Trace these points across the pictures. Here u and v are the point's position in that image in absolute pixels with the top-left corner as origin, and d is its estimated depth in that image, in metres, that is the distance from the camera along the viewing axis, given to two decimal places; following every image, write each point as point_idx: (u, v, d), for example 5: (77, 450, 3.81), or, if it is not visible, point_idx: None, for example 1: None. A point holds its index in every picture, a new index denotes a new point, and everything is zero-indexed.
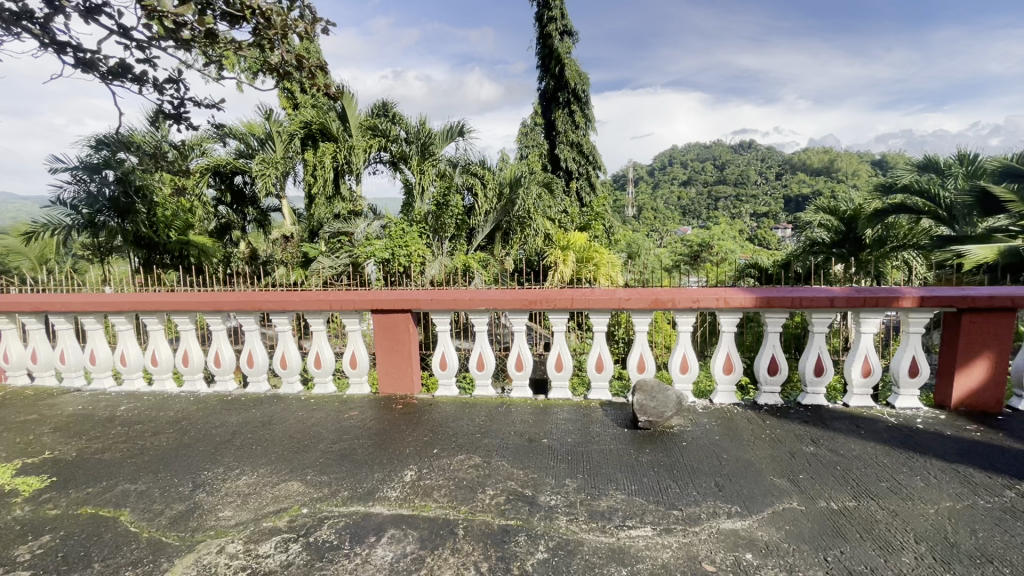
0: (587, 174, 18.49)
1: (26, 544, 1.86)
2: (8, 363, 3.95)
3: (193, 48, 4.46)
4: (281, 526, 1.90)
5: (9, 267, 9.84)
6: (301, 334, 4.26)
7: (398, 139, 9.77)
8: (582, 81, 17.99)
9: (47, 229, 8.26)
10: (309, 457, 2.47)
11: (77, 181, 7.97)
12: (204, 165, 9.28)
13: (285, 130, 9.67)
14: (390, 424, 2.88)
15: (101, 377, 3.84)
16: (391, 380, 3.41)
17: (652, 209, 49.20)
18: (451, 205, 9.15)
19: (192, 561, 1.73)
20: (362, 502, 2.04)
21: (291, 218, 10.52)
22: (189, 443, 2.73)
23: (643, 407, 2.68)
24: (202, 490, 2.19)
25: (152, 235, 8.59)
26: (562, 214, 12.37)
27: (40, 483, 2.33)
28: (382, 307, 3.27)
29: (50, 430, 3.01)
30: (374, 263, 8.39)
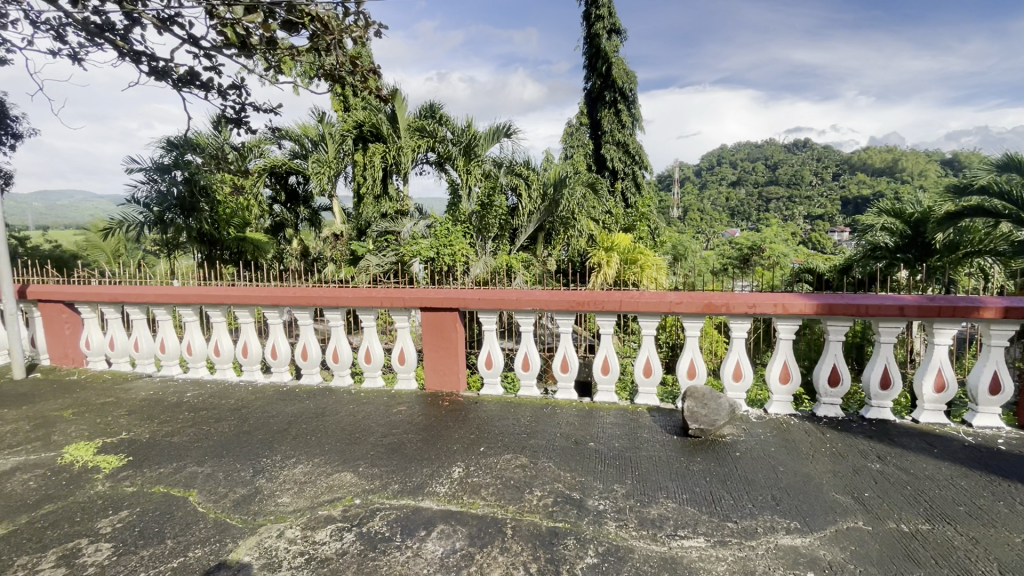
0: (632, 173, 18.17)
1: (108, 517, 2.01)
2: (89, 348, 4.27)
3: (256, 55, 4.72)
4: (336, 514, 1.97)
5: (88, 260, 10.63)
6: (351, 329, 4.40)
7: (445, 140, 9.95)
8: (629, 80, 17.72)
9: (122, 225, 8.89)
10: (361, 450, 2.54)
11: (150, 180, 8.57)
12: (262, 165, 9.73)
13: (338, 131, 10.02)
14: (437, 421, 2.92)
15: (169, 365, 4.10)
16: (438, 377, 3.47)
17: (698, 211, 47.79)
18: (495, 205, 9.22)
19: (255, 543, 1.82)
20: (412, 495, 2.09)
21: (341, 217, 10.87)
22: (249, 430, 2.87)
23: (694, 414, 2.60)
24: (261, 476, 2.30)
25: (214, 232, 9.07)
26: (607, 215, 12.21)
27: (118, 461, 2.52)
28: (430, 305, 3.33)
29: (126, 412, 3.24)
30: (420, 262, 8.54)
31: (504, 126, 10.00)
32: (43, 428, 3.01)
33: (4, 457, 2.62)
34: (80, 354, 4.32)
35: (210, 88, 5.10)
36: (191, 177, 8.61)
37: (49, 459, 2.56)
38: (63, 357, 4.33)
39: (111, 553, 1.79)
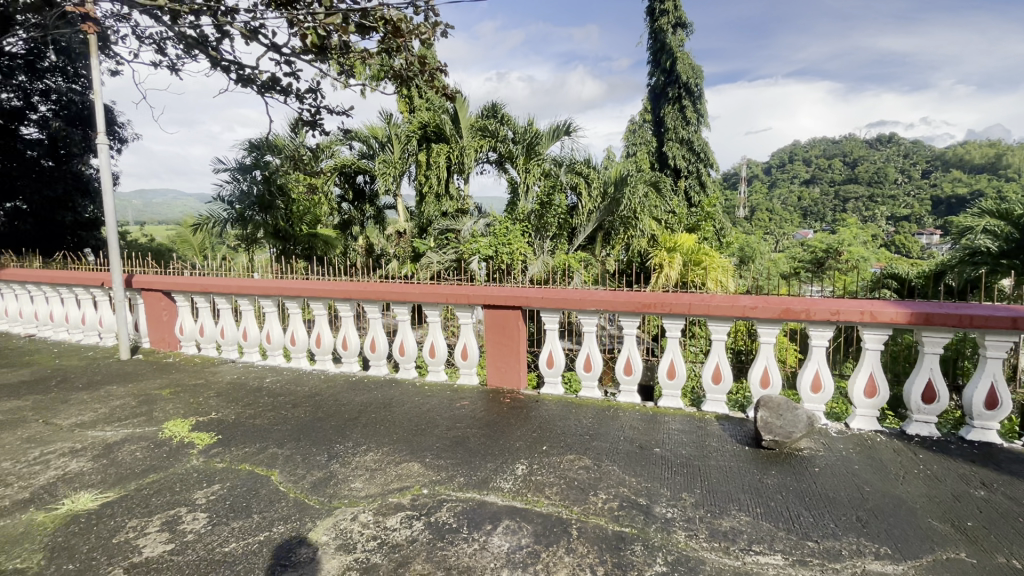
0: (697, 171, 17.48)
1: (203, 489, 2.20)
2: (183, 334, 4.68)
3: (331, 58, 5.00)
4: (405, 502, 2.04)
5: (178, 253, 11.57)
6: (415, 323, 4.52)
7: (506, 139, 10.08)
8: (695, 74, 17.09)
9: (209, 221, 9.66)
10: (427, 441, 2.63)
11: (234, 180, 9.24)
12: (332, 166, 10.21)
13: (404, 132, 10.37)
14: (499, 417, 2.96)
15: (250, 352, 4.40)
16: (499, 374, 3.51)
17: (767, 211, 45.30)
18: (554, 204, 9.19)
19: (331, 525, 1.92)
20: (477, 489, 2.13)
21: (404, 215, 11.14)
22: (323, 417, 3.03)
23: (768, 425, 2.48)
24: (336, 461, 2.42)
25: (288, 228, 9.49)
26: (669, 214, 11.83)
27: (209, 438, 2.74)
28: (494, 302, 3.38)
29: (215, 394, 3.53)
30: (479, 260, 8.61)
31: (565, 125, 9.96)
32: (146, 405, 3.33)
33: (115, 429, 2.93)
34: (174, 338, 4.73)
35: (289, 94, 5.47)
36: (269, 177, 9.21)
37: (152, 433, 2.83)
38: (161, 341, 4.76)
39: (207, 522, 1.95)
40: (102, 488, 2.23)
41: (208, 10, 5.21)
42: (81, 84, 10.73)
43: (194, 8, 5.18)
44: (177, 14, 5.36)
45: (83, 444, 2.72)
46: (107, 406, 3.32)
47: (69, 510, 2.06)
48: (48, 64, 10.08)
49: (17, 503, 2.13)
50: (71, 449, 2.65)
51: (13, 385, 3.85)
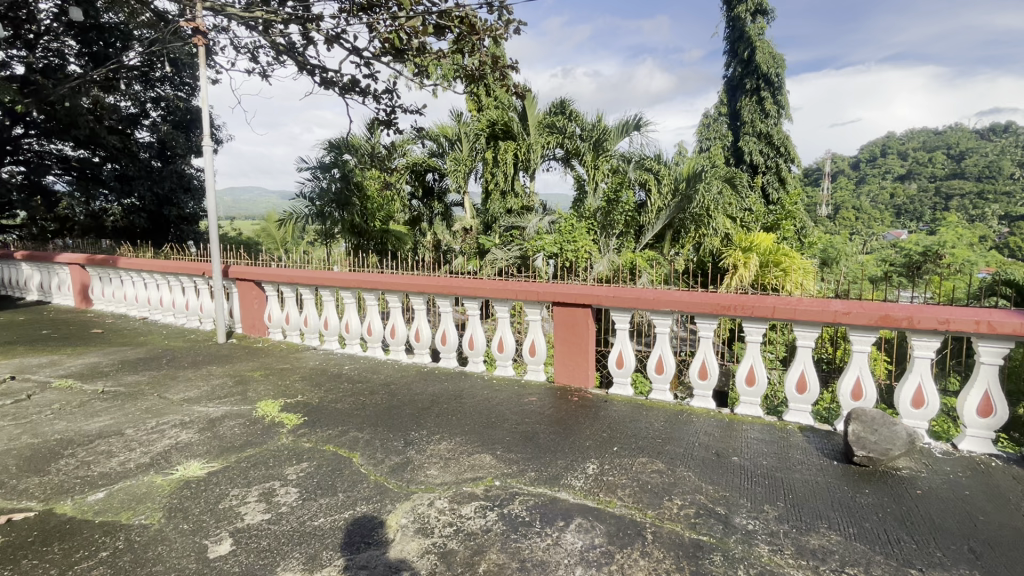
0: (776, 166, 16.45)
1: (293, 466, 2.37)
2: (271, 321, 5.04)
3: (409, 59, 5.21)
4: (479, 492, 2.09)
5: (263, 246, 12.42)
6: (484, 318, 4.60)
7: (574, 135, 10.06)
8: (776, 64, 16.08)
9: (292, 217, 10.30)
10: (497, 434, 2.67)
11: (315, 178, 9.78)
12: (403, 164, 10.57)
13: (473, 130, 10.55)
14: (568, 415, 2.96)
15: (330, 340, 4.67)
16: (567, 372, 3.49)
17: (854, 210, 41.76)
18: (622, 201, 8.98)
19: (410, 508, 2.00)
20: (548, 485, 2.14)
21: (471, 212, 11.27)
22: (398, 405, 3.17)
23: (861, 440, 2.30)
24: (412, 448, 2.52)
25: (363, 224, 9.89)
26: (744, 212, 11.21)
27: (297, 419, 2.94)
28: (564, 300, 3.39)
29: (300, 378, 3.78)
30: (543, 257, 8.53)
31: (635, 120, 9.73)
32: (241, 385, 3.64)
33: (216, 405, 3.22)
34: (263, 325, 5.12)
35: (366, 94, 5.77)
36: (347, 175, 9.70)
37: (248, 411, 3.08)
38: (252, 327, 5.17)
39: (298, 497, 2.10)
40: (208, 458, 2.47)
41: (297, 18, 5.59)
42: (185, 91, 11.84)
43: (285, 18, 5.59)
44: (270, 23, 5.80)
45: (190, 417, 3.01)
46: (209, 384, 3.66)
47: (182, 476, 2.30)
48: (160, 74, 11.18)
49: (139, 466, 2.40)
50: (180, 421, 2.95)
51: (132, 362, 4.33)
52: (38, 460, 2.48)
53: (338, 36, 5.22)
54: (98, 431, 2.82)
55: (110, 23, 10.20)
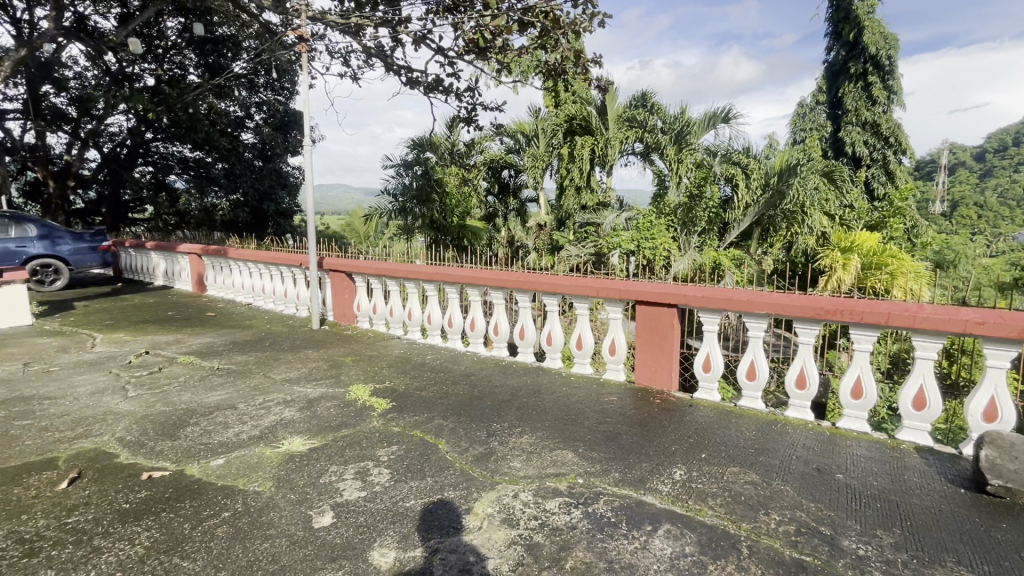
0: (882, 158, 14.92)
1: (384, 448, 2.50)
2: (360, 310, 5.35)
3: (490, 56, 5.30)
4: (562, 489, 2.09)
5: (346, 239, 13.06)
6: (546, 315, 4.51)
7: (654, 129, 9.71)
8: (886, 45, 14.54)
9: (377, 213, 10.83)
10: (578, 431, 2.66)
11: (398, 175, 10.19)
12: (481, 161, 10.74)
13: (550, 125, 10.48)
14: (651, 417, 2.88)
15: (413, 330, 4.87)
16: (649, 373, 3.39)
17: (977, 206, 36.82)
18: (706, 196, 8.55)
19: (495, 498, 2.04)
20: (633, 487, 2.10)
21: (546, 208, 11.18)
22: (479, 396, 3.25)
23: (996, 467, 2.03)
24: (494, 439, 2.57)
25: (442, 221, 10.02)
26: (845, 209, 10.28)
27: (386, 404, 3.10)
28: (647, 299, 3.30)
29: (387, 365, 3.99)
30: (620, 254, 8.22)
31: (723, 111, 9.21)
32: (335, 369, 3.90)
33: (314, 386, 3.48)
34: (352, 314, 5.44)
35: (450, 93, 5.95)
36: (427, 172, 9.99)
37: (342, 394, 3.30)
38: (342, 315, 5.52)
39: (390, 477, 2.22)
40: (309, 435, 2.67)
41: (386, 21, 5.86)
42: (284, 95, 12.82)
43: (376, 22, 5.88)
44: (362, 27, 6.12)
45: (291, 396, 3.27)
46: (306, 367, 3.95)
47: (288, 449, 2.50)
48: (263, 81, 12.21)
49: (251, 437, 2.65)
50: (284, 399, 3.22)
51: (240, 343, 4.78)
52: (170, 425, 2.82)
53: (424, 37, 5.41)
54: (216, 404, 3.15)
55: (222, 35, 11.22)
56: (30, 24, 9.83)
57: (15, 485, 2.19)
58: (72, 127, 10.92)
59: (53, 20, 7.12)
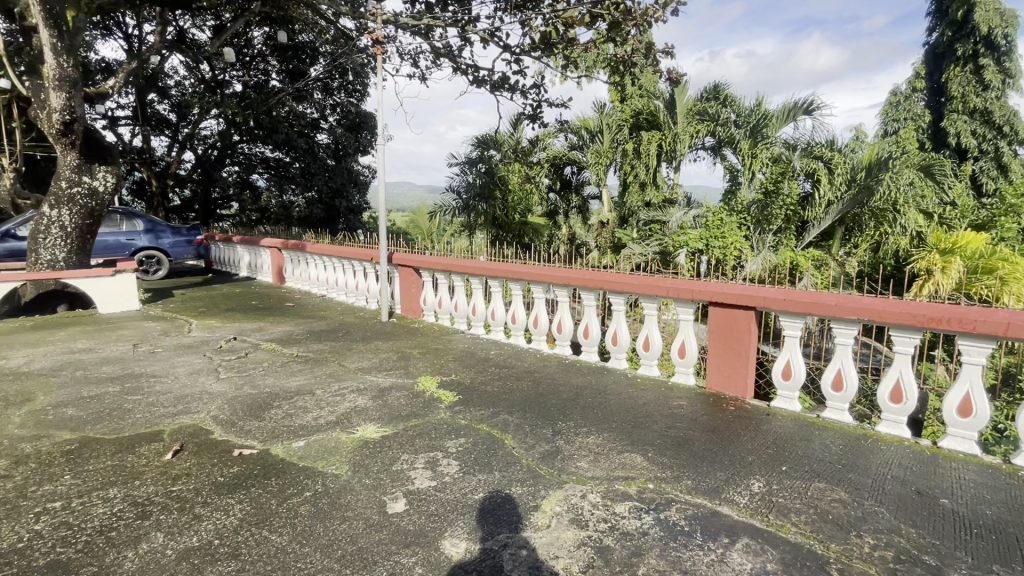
0: (995, 150, 13.33)
1: (452, 439, 2.56)
2: (426, 305, 5.50)
3: (556, 52, 5.28)
4: (632, 493, 2.04)
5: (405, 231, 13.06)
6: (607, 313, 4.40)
7: (728, 122, 9.28)
8: (1003, 22, 12.95)
9: (441, 210, 11.06)
10: (647, 434, 2.59)
11: (462, 173, 10.36)
12: (544, 157, 10.72)
13: (616, 120, 10.22)
14: (724, 424, 2.75)
15: (477, 326, 4.94)
16: (722, 378, 3.24)
17: None
18: (783, 193, 8.00)
19: (563, 497, 2.03)
20: (707, 496, 2.01)
21: (608, 205, 10.79)
22: (544, 393, 3.25)
23: None
24: (560, 437, 2.55)
25: (505, 219, 10.07)
26: (947, 206, 9.29)
27: (452, 396, 3.17)
28: (721, 301, 3.13)
29: (452, 359, 4.08)
30: (687, 253, 7.84)
31: (804, 102, 8.62)
32: (403, 360, 4.05)
33: (384, 376, 3.63)
34: (418, 308, 5.60)
35: (515, 90, 5.98)
36: (491, 170, 10.08)
37: (410, 385, 3.41)
38: (409, 309, 5.69)
39: (459, 469, 2.26)
40: (381, 423, 2.77)
41: (456, 21, 5.97)
42: (357, 96, 13.35)
43: (446, 22, 6.00)
44: (432, 28, 6.28)
45: (364, 385, 3.42)
46: (377, 357, 4.12)
47: (362, 436, 2.61)
48: (338, 84, 12.80)
49: (329, 422, 2.79)
50: (358, 387, 3.37)
51: (316, 332, 5.05)
52: (257, 407, 3.04)
53: (493, 35, 5.47)
54: (297, 389, 3.35)
55: (301, 42, 11.84)
56: (138, 39, 10.91)
57: (129, 454, 2.44)
58: (171, 132, 12.09)
59: (159, 34, 7.82)
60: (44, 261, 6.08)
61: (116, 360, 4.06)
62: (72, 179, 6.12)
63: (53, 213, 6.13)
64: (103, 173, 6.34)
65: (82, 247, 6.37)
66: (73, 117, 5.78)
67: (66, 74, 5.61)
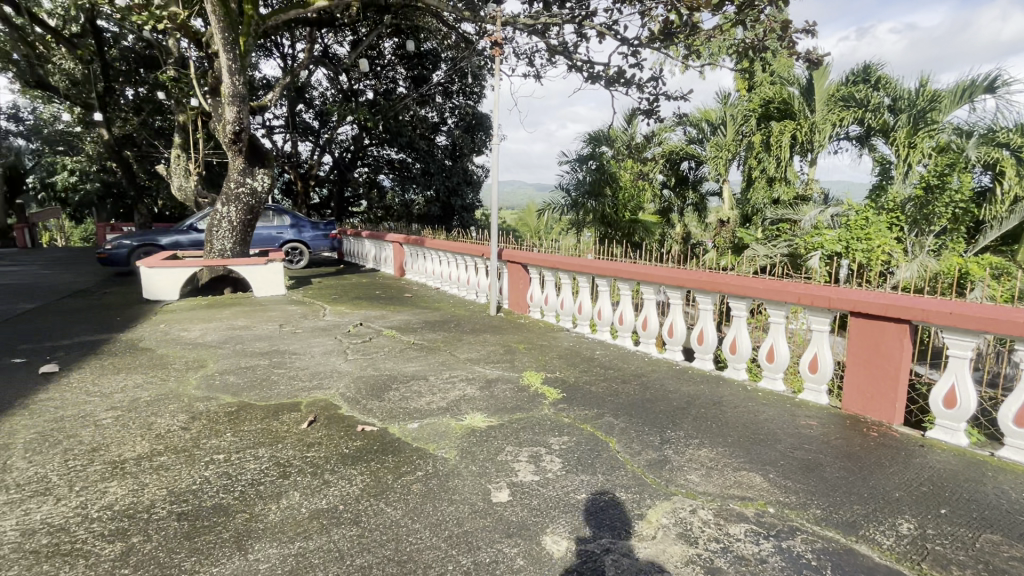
0: None
1: (555, 436, 2.56)
2: (532, 301, 5.57)
3: (678, 41, 5.02)
4: (750, 515, 1.88)
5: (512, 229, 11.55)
6: (725, 319, 4.08)
7: (880, 108, 8.16)
8: None
9: (548, 207, 10.89)
10: (768, 454, 2.36)
11: (572, 170, 10.27)
12: (659, 153, 10.35)
13: (742, 111, 9.44)
14: (866, 451, 2.41)
15: (583, 324, 4.88)
16: (863, 399, 2.84)
17: None
18: (951, 187, 6.62)
19: (670, 509, 1.93)
20: (841, 530, 1.79)
21: (729, 202, 10.13)
22: (651, 399, 3.11)
23: None
24: (669, 446, 2.43)
25: (614, 217, 9.72)
26: None
27: (556, 393, 3.18)
28: (866, 311, 2.75)
29: (557, 356, 4.08)
30: (821, 257, 7.00)
31: (984, 80, 7.29)
32: (510, 354, 4.14)
33: (492, 368, 3.74)
34: (525, 304, 5.70)
35: (631, 84, 5.81)
36: (602, 167, 9.88)
37: (516, 378, 3.48)
38: (516, 304, 5.83)
39: (562, 467, 2.25)
40: (487, 413, 2.87)
41: (573, 18, 5.94)
42: (474, 99, 13.86)
43: (564, 19, 6.00)
44: (548, 26, 6.34)
45: (473, 375, 3.56)
46: (485, 349, 4.27)
47: (470, 424, 2.73)
48: (456, 87, 13.45)
49: (440, 407, 2.95)
50: (467, 377, 3.52)
51: (430, 322, 5.36)
52: (378, 388, 3.31)
53: (610, 28, 5.35)
54: (413, 374, 3.59)
55: (426, 49, 12.61)
56: (292, 56, 12.42)
57: (275, 419, 2.81)
58: (315, 137, 13.59)
59: (308, 51, 8.80)
60: (216, 250, 7.20)
61: (266, 337, 4.68)
62: (239, 181, 7.16)
63: (224, 210, 7.22)
64: (262, 175, 7.32)
65: (244, 239, 7.42)
66: (241, 127, 6.74)
67: (237, 90, 6.51)
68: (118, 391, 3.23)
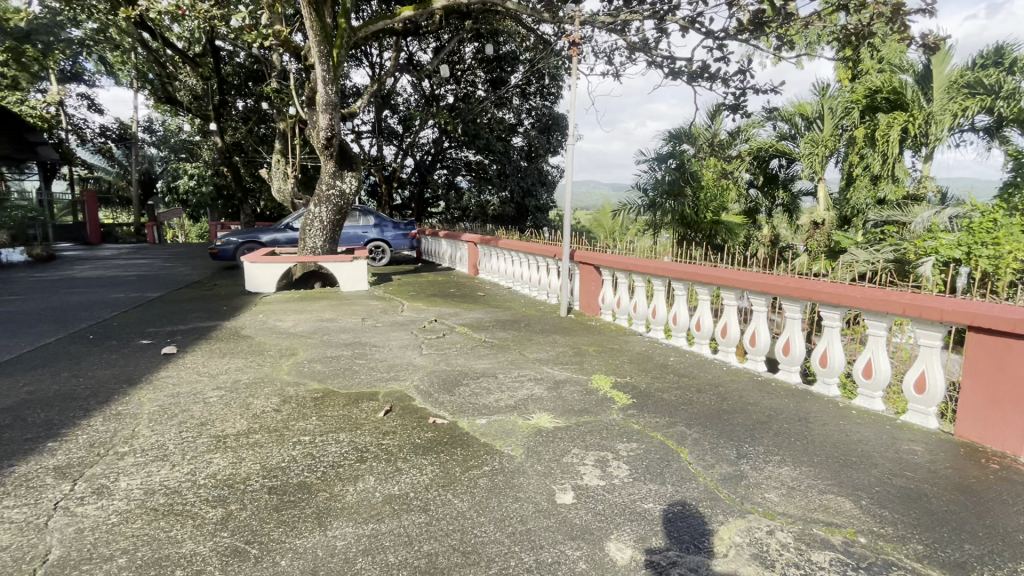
0: None
1: (622, 443, 2.50)
2: (604, 303, 5.47)
3: (768, 31, 4.72)
4: (836, 543, 1.73)
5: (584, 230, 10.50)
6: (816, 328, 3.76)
7: (1014, 93, 7.38)
8: None
9: (624, 208, 10.60)
10: (861, 478, 2.16)
11: (650, 169, 9.94)
12: (746, 150, 9.65)
13: (841, 103, 8.68)
14: (983, 484, 2.13)
15: (656, 329, 4.72)
16: (982, 426, 2.51)
17: None
18: None
19: (745, 528, 1.82)
20: (947, 571, 1.60)
21: (825, 203, 9.34)
22: (729, 410, 2.95)
23: None
24: (745, 461, 2.30)
25: (694, 217, 9.29)
26: None
27: (626, 398, 3.11)
28: (987, 326, 2.41)
29: (628, 361, 3.99)
30: (935, 263, 6.24)
31: None
32: (579, 356, 4.10)
33: (560, 369, 3.74)
34: (597, 306, 5.61)
35: (715, 78, 5.54)
36: (682, 165, 9.50)
37: (584, 381, 3.45)
38: (587, 306, 5.75)
39: (629, 474, 2.20)
40: (555, 414, 2.87)
41: (655, 13, 5.77)
42: (551, 99, 13.91)
43: (644, 15, 5.84)
44: (628, 23, 6.20)
45: (541, 375, 3.58)
46: (554, 350, 4.26)
47: (537, 423, 2.74)
48: (534, 88, 13.59)
49: (508, 405, 2.99)
50: (535, 376, 3.55)
51: (501, 321, 5.44)
52: (448, 383, 3.42)
53: (695, 21, 5.15)
54: (482, 371, 3.68)
55: (505, 52, 12.84)
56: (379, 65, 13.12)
57: (355, 406, 2.99)
58: (398, 141, 14.26)
59: (394, 59, 9.26)
60: (309, 248, 7.78)
61: (349, 330, 4.99)
62: (330, 183, 7.70)
63: (316, 211, 7.80)
64: (349, 177, 7.82)
65: (333, 237, 7.95)
66: (332, 133, 7.25)
67: (330, 99, 7.01)
68: (223, 373, 3.59)
